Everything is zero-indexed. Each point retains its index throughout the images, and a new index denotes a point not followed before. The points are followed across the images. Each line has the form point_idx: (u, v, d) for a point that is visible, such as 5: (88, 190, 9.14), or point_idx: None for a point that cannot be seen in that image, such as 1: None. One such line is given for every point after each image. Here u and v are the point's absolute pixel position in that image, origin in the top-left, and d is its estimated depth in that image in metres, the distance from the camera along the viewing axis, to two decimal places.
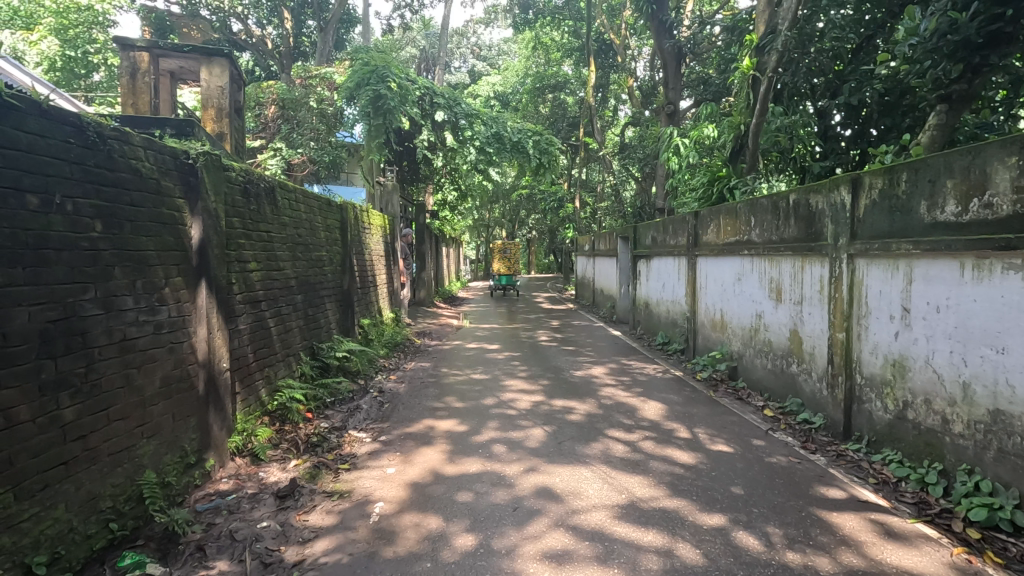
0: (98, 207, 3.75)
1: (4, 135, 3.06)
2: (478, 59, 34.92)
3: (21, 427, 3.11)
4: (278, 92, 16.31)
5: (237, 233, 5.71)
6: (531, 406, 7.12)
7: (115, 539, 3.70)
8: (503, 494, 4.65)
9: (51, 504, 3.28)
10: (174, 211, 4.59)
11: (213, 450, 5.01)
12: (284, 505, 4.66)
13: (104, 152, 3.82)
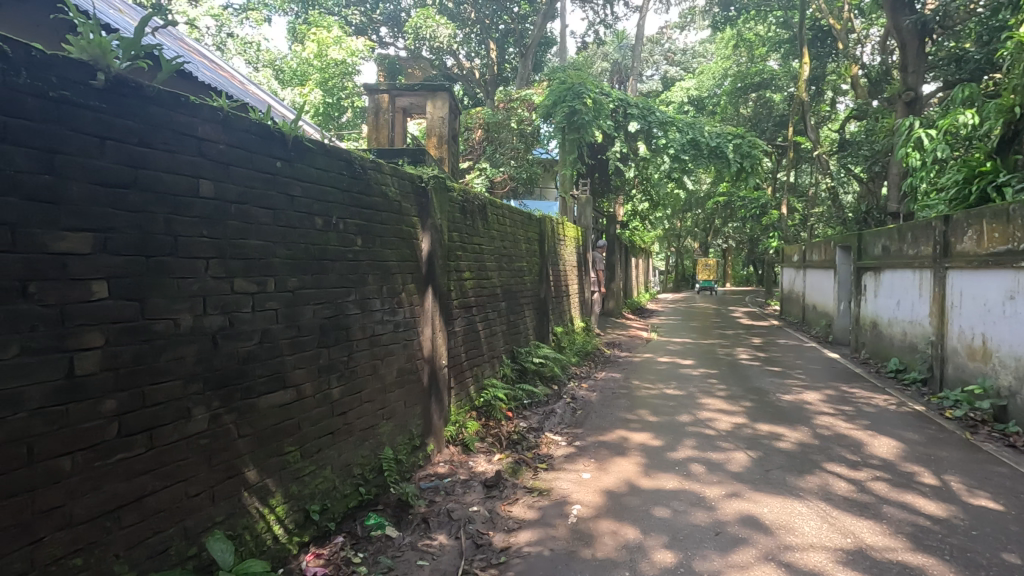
0: (359, 226, 4.58)
1: (303, 172, 3.94)
2: (672, 65, 33.93)
3: (306, 400, 3.95)
4: (484, 117, 17.89)
5: (456, 245, 6.43)
6: (733, 428, 6.66)
7: (363, 500, 4.45)
8: (703, 515, 4.45)
9: (322, 464, 4.09)
10: (410, 228, 5.38)
11: (433, 435, 5.70)
12: (491, 494, 5.10)
13: (364, 180, 4.66)
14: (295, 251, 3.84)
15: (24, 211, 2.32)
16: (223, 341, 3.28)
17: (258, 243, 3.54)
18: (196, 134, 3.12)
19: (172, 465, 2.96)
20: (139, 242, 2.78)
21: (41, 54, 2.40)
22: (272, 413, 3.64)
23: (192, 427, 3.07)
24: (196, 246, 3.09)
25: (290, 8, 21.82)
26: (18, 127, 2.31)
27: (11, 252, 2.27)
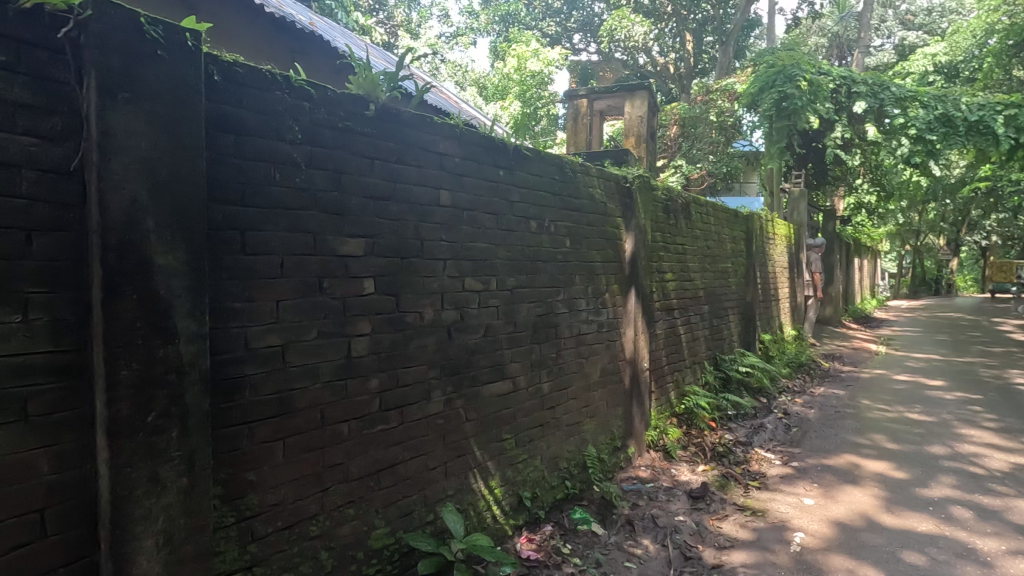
0: (568, 228, 4.74)
1: (521, 178, 4.21)
2: (910, 29, 28.59)
3: (521, 392, 4.22)
4: (679, 112, 17.12)
5: (658, 245, 6.27)
6: (1011, 469, 5.34)
7: (568, 493, 4.60)
8: (975, 571, 3.65)
9: (533, 454, 4.33)
10: (615, 229, 5.40)
11: (634, 438, 5.64)
12: (697, 505, 4.85)
13: (573, 183, 4.81)
14: (513, 253, 4.13)
15: (321, 221, 2.85)
16: (456, 333, 3.66)
17: (484, 245, 3.87)
18: (438, 150, 3.52)
19: (416, 439, 3.39)
20: (395, 245, 3.24)
21: (333, 93, 2.91)
22: (492, 401, 3.95)
23: (431, 408, 3.48)
24: (436, 248, 3.51)
25: (492, 29, 23.55)
26: (319, 153, 2.83)
27: (313, 255, 2.81)
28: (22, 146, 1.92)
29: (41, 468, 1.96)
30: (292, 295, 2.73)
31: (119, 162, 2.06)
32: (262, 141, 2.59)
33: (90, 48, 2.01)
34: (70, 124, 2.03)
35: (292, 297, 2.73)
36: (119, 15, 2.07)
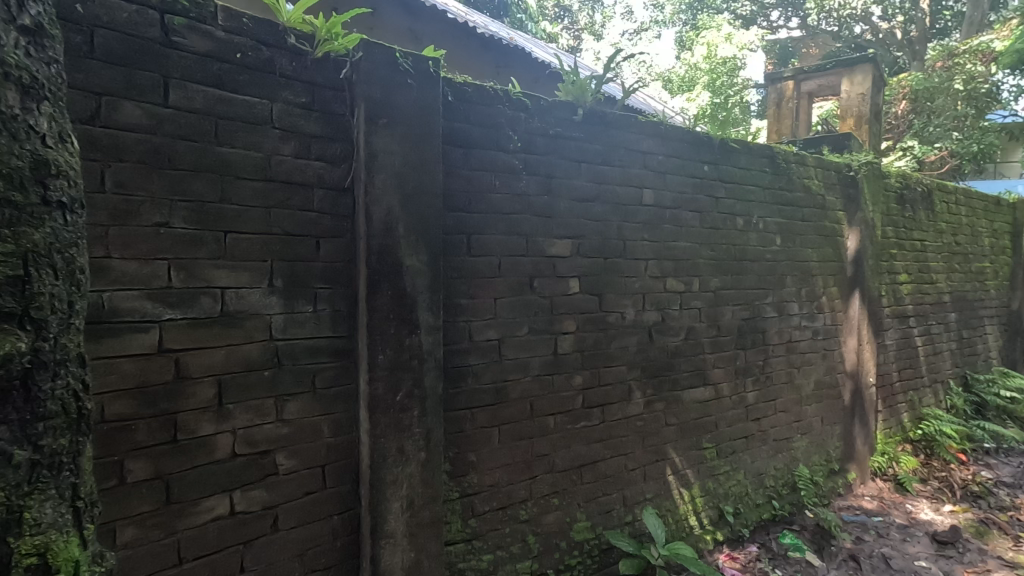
0: (779, 225, 4.32)
1: (727, 173, 3.96)
2: None
3: (724, 400, 3.97)
4: (909, 84, 14.37)
5: (889, 241, 5.39)
6: None
7: (776, 515, 4.20)
8: None
9: (736, 468, 4.05)
10: (835, 224, 4.79)
11: (855, 463, 4.93)
12: (945, 551, 4.07)
13: (786, 176, 4.38)
14: (717, 252, 3.90)
15: (533, 224, 3.02)
16: (657, 335, 3.59)
17: (687, 245, 3.73)
18: (642, 149, 3.49)
19: (617, 439, 3.40)
20: (599, 246, 3.29)
21: (545, 101, 3.06)
22: (693, 407, 3.79)
23: (632, 408, 3.47)
24: (638, 249, 3.48)
25: (677, 18, 22.54)
26: (532, 160, 3.01)
27: (526, 256, 2.99)
28: (315, 169, 2.35)
29: (323, 431, 2.40)
30: (508, 293, 2.94)
31: (380, 179, 2.43)
32: (484, 152, 2.83)
33: (361, 84, 2.39)
34: (345, 148, 2.44)
35: (508, 295, 2.94)
36: (381, 53, 2.42)
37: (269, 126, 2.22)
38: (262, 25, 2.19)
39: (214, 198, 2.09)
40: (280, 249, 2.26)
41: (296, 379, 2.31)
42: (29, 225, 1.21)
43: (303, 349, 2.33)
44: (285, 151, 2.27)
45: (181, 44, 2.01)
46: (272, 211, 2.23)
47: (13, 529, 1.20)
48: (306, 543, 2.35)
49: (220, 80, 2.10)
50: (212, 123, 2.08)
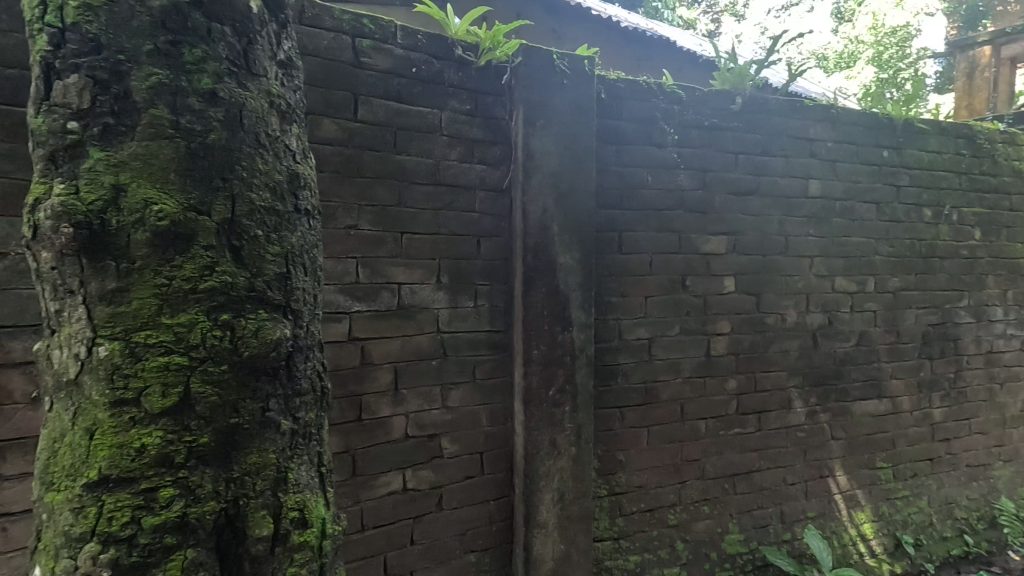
0: (979, 215, 3.71)
1: (912, 157, 3.48)
2: None
3: (904, 415, 3.51)
4: None
5: None
6: None
7: (969, 552, 3.58)
8: None
9: (918, 493, 3.56)
10: None
11: None
12: None
13: (989, 158, 3.74)
14: (898, 247, 3.46)
15: (687, 220, 2.91)
16: (823, 339, 3.27)
17: (861, 239, 3.35)
18: (808, 136, 3.19)
19: (775, 449, 3.17)
20: (758, 242, 3.08)
21: (701, 92, 2.93)
22: (865, 421, 3.40)
23: (793, 418, 3.20)
24: (802, 245, 3.19)
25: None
26: (686, 154, 2.90)
27: (678, 253, 2.90)
28: (477, 172, 2.49)
29: (481, 420, 2.54)
30: (659, 292, 2.87)
31: (536, 178, 2.50)
32: (637, 148, 2.79)
33: (520, 87, 2.47)
34: (504, 151, 2.55)
35: (659, 293, 2.87)
36: (539, 56, 2.49)
37: (439, 134, 2.39)
38: (434, 40, 2.36)
39: (393, 202, 2.30)
40: (447, 248, 2.43)
41: (459, 369, 2.47)
42: (291, 231, 1.05)
43: (465, 342, 2.48)
44: (452, 156, 2.43)
45: (367, 63, 2.23)
46: (440, 213, 2.40)
47: (282, 511, 0.96)
48: (466, 524, 2.50)
49: (399, 94, 2.30)
50: (392, 133, 2.29)
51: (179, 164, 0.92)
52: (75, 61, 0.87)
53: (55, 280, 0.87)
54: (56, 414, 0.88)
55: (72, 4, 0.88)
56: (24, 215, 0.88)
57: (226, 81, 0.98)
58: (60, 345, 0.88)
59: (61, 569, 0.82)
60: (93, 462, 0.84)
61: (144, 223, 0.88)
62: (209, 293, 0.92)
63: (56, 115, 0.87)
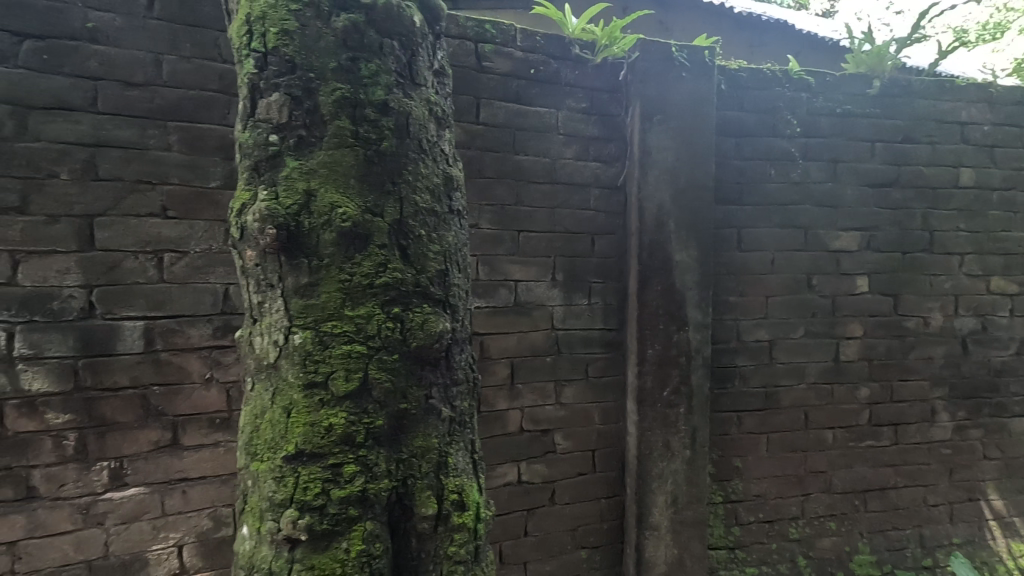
0: None
1: None
2: None
3: None
4: None
5: None
6: None
7: None
8: None
9: None
10: None
11: None
12: None
13: None
14: None
15: (814, 215, 2.72)
16: (975, 346, 2.93)
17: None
18: (960, 119, 2.87)
19: (913, 466, 2.89)
20: (897, 238, 2.82)
21: (833, 77, 2.73)
22: None
23: (936, 433, 2.90)
24: (951, 241, 2.88)
25: None
26: (814, 145, 2.71)
27: (804, 250, 2.72)
28: (592, 170, 2.49)
29: (593, 417, 2.54)
30: (782, 291, 2.71)
31: (653, 175, 2.45)
32: (759, 140, 2.65)
33: (638, 83, 2.44)
34: (619, 147, 2.53)
35: (783, 293, 2.71)
36: (658, 50, 2.44)
37: (555, 133, 2.42)
38: (552, 41, 2.39)
39: (510, 201, 2.36)
40: (561, 246, 2.45)
41: (572, 366, 2.49)
42: (448, 231, 1.12)
43: (579, 339, 2.50)
44: (567, 155, 2.44)
45: (488, 67, 2.30)
46: (555, 211, 2.43)
47: (443, 493, 1.02)
48: (577, 520, 2.52)
49: (517, 96, 2.35)
50: (510, 134, 2.35)
51: (358, 170, 1.01)
52: (275, 81, 0.98)
53: (257, 275, 0.99)
54: (256, 393, 1.00)
55: (272, 30, 0.98)
56: (233, 217, 1.00)
57: (396, 91, 1.06)
58: (262, 333, 0.99)
59: (266, 530, 0.93)
60: (291, 437, 0.94)
61: (331, 224, 0.97)
62: (384, 289, 1.00)
63: (260, 129, 0.98)
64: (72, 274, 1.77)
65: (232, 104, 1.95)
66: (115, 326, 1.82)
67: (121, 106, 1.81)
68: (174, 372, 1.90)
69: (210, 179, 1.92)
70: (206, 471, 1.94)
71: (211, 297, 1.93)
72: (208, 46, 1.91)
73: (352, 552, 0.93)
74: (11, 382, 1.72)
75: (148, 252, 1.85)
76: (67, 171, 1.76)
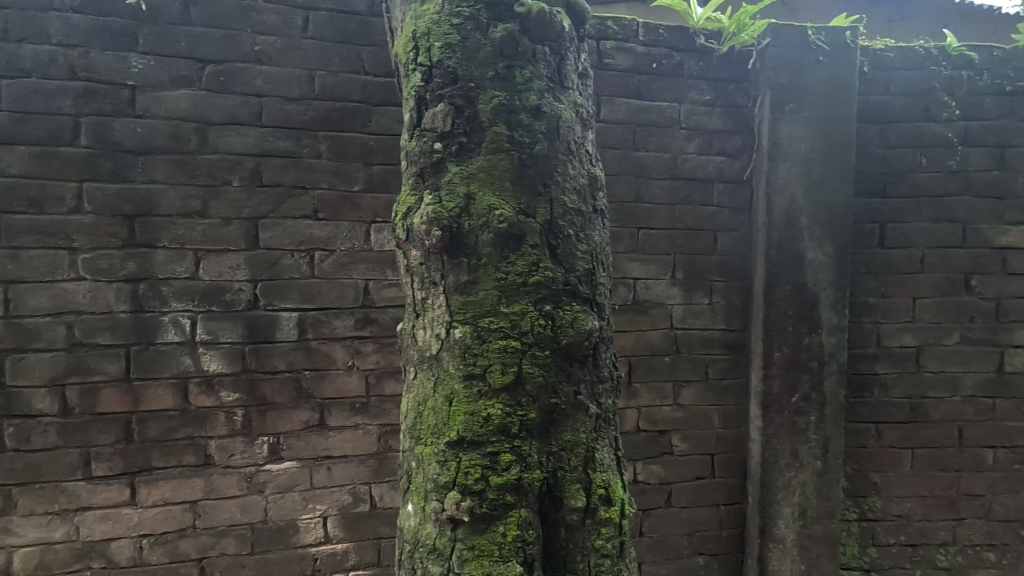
0: None
1: None
2: None
3: None
4: None
5: None
6: None
7: None
8: None
9: None
10: None
11: None
12: None
13: None
14: None
15: (976, 207, 2.43)
16: None
17: None
18: None
19: None
20: None
21: (1001, 51, 2.41)
22: None
23: None
24: None
25: None
26: (977, 129, 2.41)
27: (962, 247, 2.43)
28: (716, 164, 2.40)
29: (714, 421, 2.46)
30: (933, 293, 2.44)
31: (784, 167, 2.31)
32: (909, 125, 2.41)
33: (768, 71, 2.32)
34: (746, 140, 2.42)
35: (934, 295, 2.44)
36: (791, 34, 2.30)
37: (677, 127, 2.36)
38: (675, 33, 2.34)
39: (630, 198, 2.33)
40: (682, 244, 2.39)
41: (692, 367, 2.42)
42: (593, 230, 1.13)
43: (699, 340, 2.42)
44: (690, 150, 2.38)
45: (610, 64, 2.29)
46: (676, 207, 2.38)
47: (592, 487, 1.05)
48: (695, 525, 2.45)
49: (639, 91, 2.32)
50: (631, 130, 2.32)
51: (513, 173, 1.05)
52: (440, 93, 1.05)
53: (421, 274, 1.07)
54: (419, 383, 1.08)
55: (437, 44, 1.05)
56: (399, 220, 1.08)
57: (547, 95, 1.09)
58: (425, 326, 1.07)
59: (431, 509, 1.00)
60: (453, 424, 1.01)
61: (489, 225, 1.02)
62: (536, 287, 1.04)
63: (425, 137, 1.06)
64: (242, 270, 2.01)
65: (373, 113, 2.11)
66: (275, 316, 2.04)
67: (281, 119, 2.03)
68: (322, 359, 2.09)
69: (353, 183, 2.10)
70: (348, 451, 2.12)
71: (353, 292, 2.11)
72: (352, 60, 2.09)
73: (508, 536, 0.98)
74: (195, 363, 1.98)
75: (302, 250, 2.06)
76: (238, 179, 2.00)
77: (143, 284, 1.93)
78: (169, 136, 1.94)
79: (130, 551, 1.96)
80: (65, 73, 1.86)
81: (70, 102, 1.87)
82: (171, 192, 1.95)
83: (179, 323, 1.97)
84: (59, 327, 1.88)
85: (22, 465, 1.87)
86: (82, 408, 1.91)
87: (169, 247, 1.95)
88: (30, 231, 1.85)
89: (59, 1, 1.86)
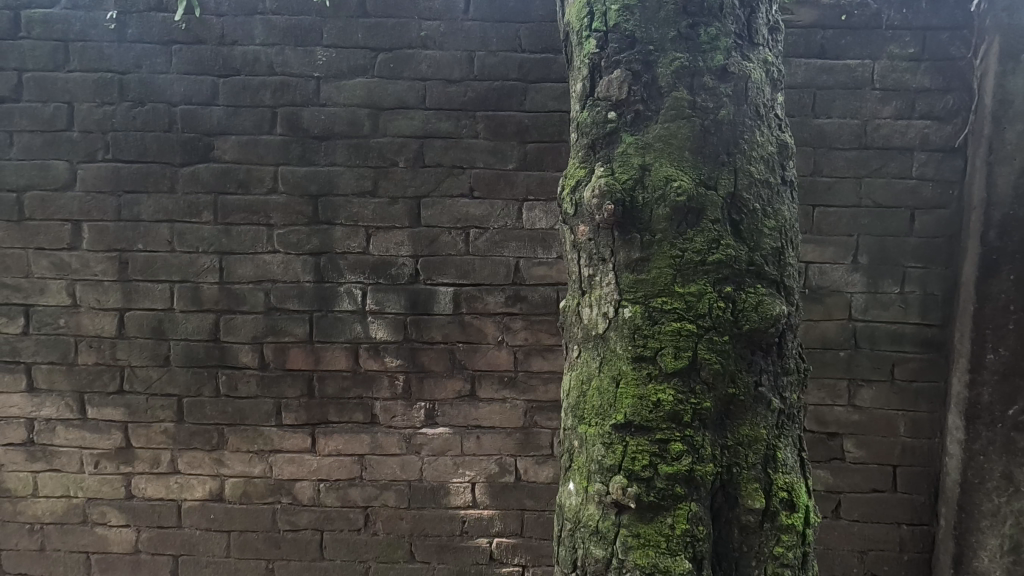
0: None
1: None
2: None
3: None
4: None
5: None
6: None
7: None
8: None
9: None
10: None
11: None
12: None
13: None
14: None
15: None
16: None
17: None
18: None
19: None
20: None
21: None
22: None
23: None
24: None
25: None
26: None
27: None
28: (918, 129, 2.05)
29: (899, 428, 2.13)
30: None
31: (1015, 129, 1.90)
32: None
33: (998, 12, 1.92)
34: (961, 99, 2.02)
35: None
36: None
37: (870, 88, 2.04)
38: None
39: (807, 172, 2.08)
40: (869, 223, 2.08)
41: (874, 364, 2.12)
42: (783, 205, 1.01)
43: (885, 334, 2.11)
44: (884, 114, 2.05)
45: (790, 20, 2.05)
46: (864, 181, 2.07)
47: (772, 488, 0.96)
48: (868, 543, 2.16)
49: (823, 49, 2.05)
50: (811, 95, 2.06)
51: (694, 142, 0.97)
52: (616, 58, 0.99)
53: (589, 250, 1.02)
54: (583, 361, 1.04)
55: (614, 7, 1.00)
56: (567, 194, 1.03)
57: (734, 54, 0.99)
58: (591, 304, 1.03)
59: (594, 491, 0.97)
60: (620, 408, 0.96)
61: (666, 199, 0.95)
62: (716, 267, 0.95)
63: (598, 107, 1.01)
64: (406, 246, 2.15)
65: (529, 91, 2.11)
66: (433, 290, 2.16)
67: (444, 101, 2.11)
68: (474, 333, 2.17)
69: (508, 161, 2.13)
70: (496, 423, 2.20)
71: (504, 269, 2.15)
72: (510, 39, 2.10)
73: (677, 529, 0.92)
74: (365, 331, 2.18)
75: (459, 228, 2.14)
76: (405, 160, 2.13)
77: (324, 257, 2.15)
78: (347, 122, 2.12)
79: (310, 492, 2.23)
80: (265, 70, 2.11)
81: (269, 95, 2.12)
82: (348, 174, 2.13)
83: (351, 294, 2.16)
84: (260, 293, 2.17)
85: (232, 409, 2.21)
86: (276, 363, 2.19)
87: (345, 224, 2.14)
88: (239, 209, 2.15)
89: (262, 6, 2.11)
